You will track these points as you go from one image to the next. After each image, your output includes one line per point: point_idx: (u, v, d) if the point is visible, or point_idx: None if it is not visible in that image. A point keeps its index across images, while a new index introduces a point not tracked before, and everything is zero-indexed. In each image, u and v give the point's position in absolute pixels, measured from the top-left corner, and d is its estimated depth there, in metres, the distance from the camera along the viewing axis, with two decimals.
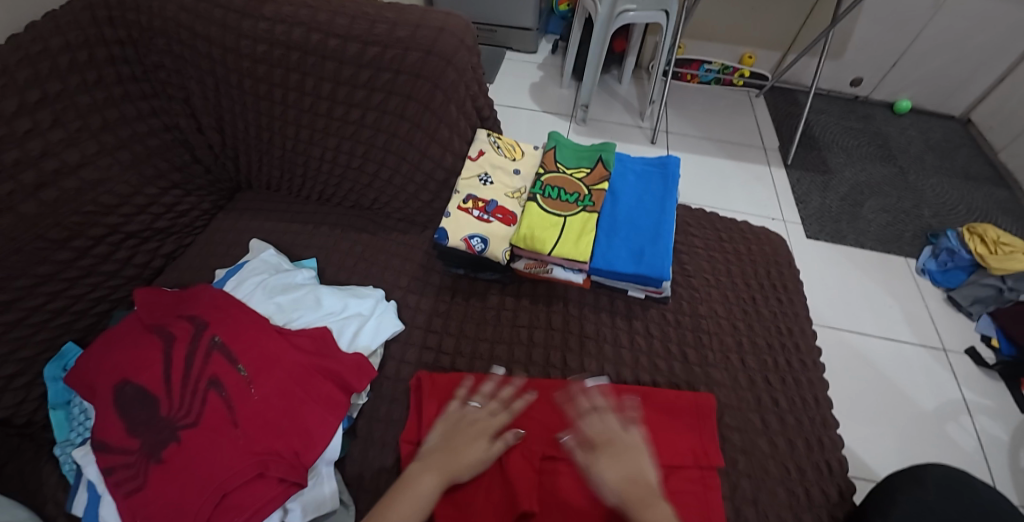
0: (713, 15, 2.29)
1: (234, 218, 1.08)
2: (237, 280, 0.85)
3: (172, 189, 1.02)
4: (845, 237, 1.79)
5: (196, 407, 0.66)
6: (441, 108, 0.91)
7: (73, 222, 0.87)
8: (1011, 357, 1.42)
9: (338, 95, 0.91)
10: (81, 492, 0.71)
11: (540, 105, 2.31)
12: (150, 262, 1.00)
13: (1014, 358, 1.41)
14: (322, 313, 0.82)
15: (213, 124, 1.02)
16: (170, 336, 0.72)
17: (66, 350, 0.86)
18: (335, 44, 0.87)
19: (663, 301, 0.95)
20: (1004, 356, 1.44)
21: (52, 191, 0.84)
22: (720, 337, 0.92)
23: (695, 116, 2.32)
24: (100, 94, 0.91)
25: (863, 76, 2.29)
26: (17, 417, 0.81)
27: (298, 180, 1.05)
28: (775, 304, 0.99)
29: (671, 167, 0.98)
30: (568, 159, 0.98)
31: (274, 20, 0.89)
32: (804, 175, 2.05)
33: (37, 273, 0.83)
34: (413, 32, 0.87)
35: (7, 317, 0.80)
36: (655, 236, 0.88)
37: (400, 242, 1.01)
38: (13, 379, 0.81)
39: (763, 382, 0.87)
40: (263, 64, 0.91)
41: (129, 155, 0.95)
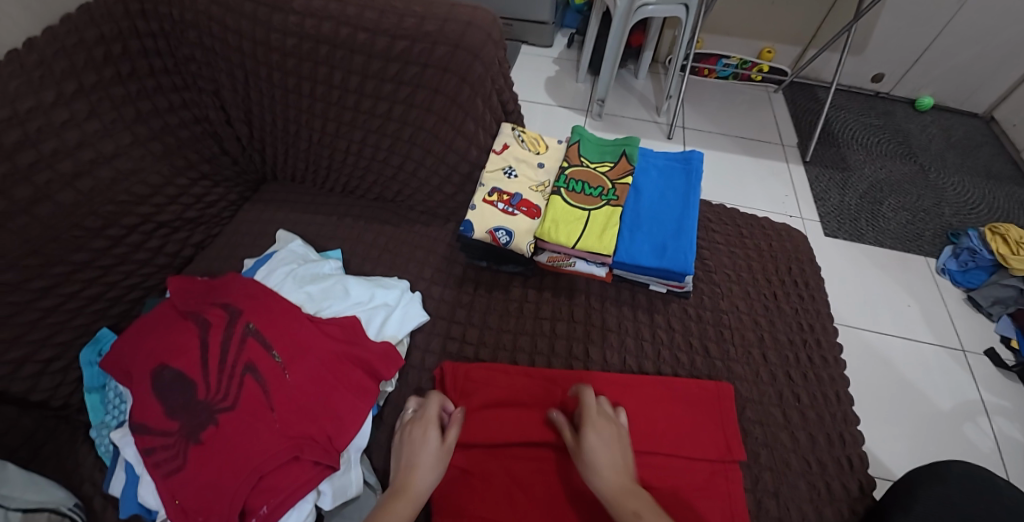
0: (733, 9, 2.27)
1: (260, 209, 1.10)
2: (267, 269, 0.87)
3: (201, 179, 1.05)
4: (864, 235, 1.78)
5: (232, 391, 0.68)
6: (467, 102, 0.91)
7: (108, 211, 0.89)
8: None
9: (365, 89, 0.92)
10: (119, 472, 0.73)
11: (556, 100, 2.31)
12: (179, 251, 1.02)
13: None
14: (350, 302, 0.83)
15: (241, 116, 1.04)
16: (206, 322, 0.74)
17: (100, 335, 0.88)
18: (364, 38, 0.88)
19: (685, 296, 0.95)
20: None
21: (88, 181, 0.86)
22: (741, 333, 0.92)
23: (712, 112, 2.30)
24: (134, 86, 0.93)
25: (885, 72, 2.25)
26: (55, 399, 0.84)
27: (322, 172, 1.07)
28: (796, 300, 0.99)
29: (695, 162, 0.97)
30: (592, 153, 0.98)
31: (304, 13, 0.90)
32: (823, 172, 2.03)
33: (74, 261, 0.86)
34: (441, 26, 0.88)
35: (45, 303, 0.83)
36: (677, 231, 0.89)
37: (424, 235, 1.02)
38: (51, 362, 0.84)
39: (784, 378, 0.88)
40: (292, 57, 0.92)
41: (160, 146, 0.98)
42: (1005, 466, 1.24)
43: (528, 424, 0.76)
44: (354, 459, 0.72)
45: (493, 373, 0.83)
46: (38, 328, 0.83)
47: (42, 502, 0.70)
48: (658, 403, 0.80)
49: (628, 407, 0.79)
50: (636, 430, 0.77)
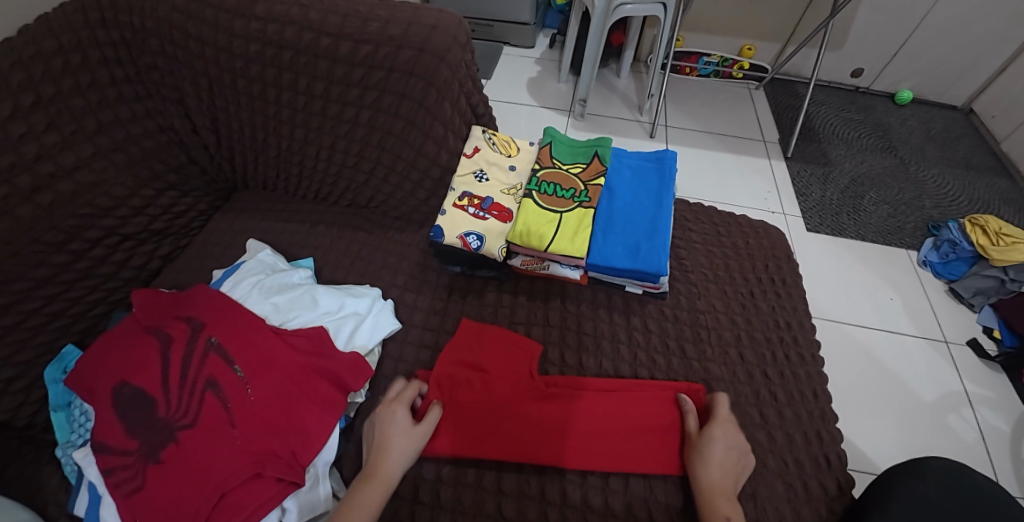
0: (712, 7, 2.28)
1: (231, 218, 1.08)
2: (234, 280, 0.85)
3: (168, 190, 1.03)
4: (846, 230, 1.79)
5: (193, 408, 0.67)
6: (435, 105, 0.90)
7: (69, 225, 0.87)
8: (1012, 347, 1.41)
9: (331, 94, 0.91)
10: (83, 493, 0.71)
11: (538, 101, 2.30)
12: (147, 264, 1.00)
13: (1015, 349, 1.40)
14: (319, 312, 0.81)
15: (208, 124, 1.02)
16: (167, 337, 0.72)
17: (65, 353, 0.86)
18: (328, 43, 0.87)
19: (661, 296, 0.94)
20: (1006, 346, 1.43)
21: (47, 195, 0.84)
22: (718, 333, 0.91)
23: (694, 110, 2.31)
24: (94, 96, 0.91)
25: (864, 67, 2.27)
26: (18, 419, 0.82)
27: (293, 179, 1.05)
28: (773, 297, 0.99)
29: (667, 161, 0.96)
30: (564, 155, 0.97)
31: (266, 19, 0.88)
32: (804, 167, 2.04)
33: (34, 277, 0.84)
34: (406, 30, 0.86)
35: (5, 321, 0.81)
36: (651, 231, 0.87)
37: (397, 241, 1.01)
38: (13, 382, 0.82)
39: (761, 376, 0.87)
40: (256, 64, 0.91)
41: (124, 157, 0.95)
42: (989, 456, 1.25)
43: (512, 426, 0.76)
44: (322, 475, 0.70)
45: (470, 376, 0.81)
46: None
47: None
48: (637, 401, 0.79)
49: (608, 407, 0.78)
50: (617, 430, 0.76)
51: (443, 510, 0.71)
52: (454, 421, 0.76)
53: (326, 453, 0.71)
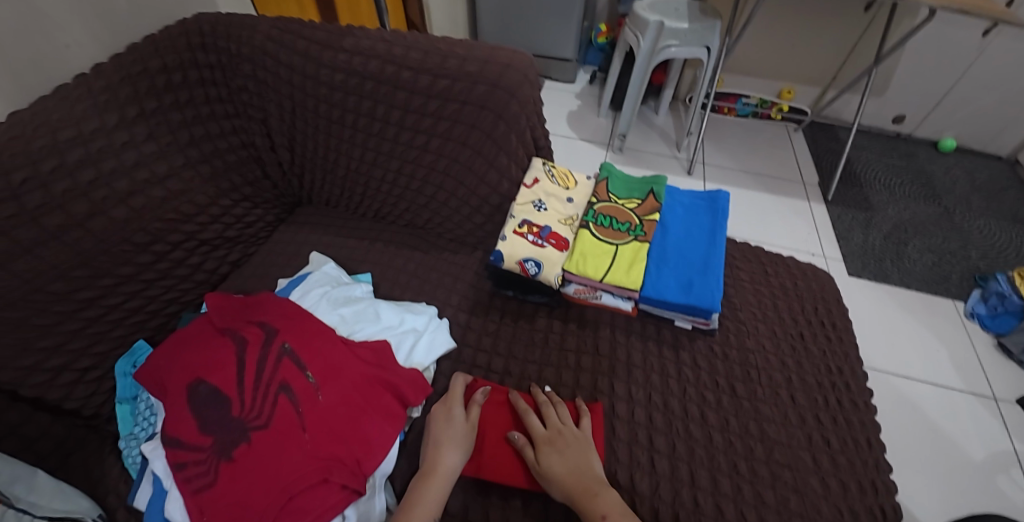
0: (754, 51, 2.34)
1: (294, 231, 1.14)
2: (302, 290, 0.90)
3: (242, 201, 1.09)
4: (890, 277, 1.77)
5: (266, 410, 0.70)
6: (501, 137, 0.94)
7: (156, 227, 0.94)
8: None
9: (405, 122, 0.96)
10: (147, 484, 0.74)
11: (577, 132, 2.37)
12: (217, 268, 1.06)
13: None
14: (381, 326, 0.85)
15: (285, 143, 1.09)
16: (243, 340, 0.76)
17: (136, 348, 0.91)
18: (408, 76, 0.93)
19: (710, 333, 0.95)
20: None
21: (140, 198, 0.91)
22: (768, 374, 0.91)
23: (733, 149, 2.34)
24: (190, 113, 0.99)
25: (906, 114, 2.29)
26: (87, 408, 0.86)
27: (357, 197, 1.11)
28: (824, 341, 0.98)
29: (721, 201, 0.97)
30: (620, 190, 1.00)
31: (353, 52, 0.96)
32: (845, 211, 2.05)
33: (119, 273, 0.90)
34: (482, 67, 0.93)
35: (89, 313, 0.87)
36: (704, 267, 0.88)
37: (452, 262, 1.05)
38: (87, 372, 0.87)
39: (814, 421, 0.86)
40: (338, 91, 0.97)
41: (208, 169, 1.03)
42: None
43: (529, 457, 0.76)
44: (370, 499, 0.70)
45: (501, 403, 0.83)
46: (79, 338, 0.86)
47: (68, 511, 0.71)
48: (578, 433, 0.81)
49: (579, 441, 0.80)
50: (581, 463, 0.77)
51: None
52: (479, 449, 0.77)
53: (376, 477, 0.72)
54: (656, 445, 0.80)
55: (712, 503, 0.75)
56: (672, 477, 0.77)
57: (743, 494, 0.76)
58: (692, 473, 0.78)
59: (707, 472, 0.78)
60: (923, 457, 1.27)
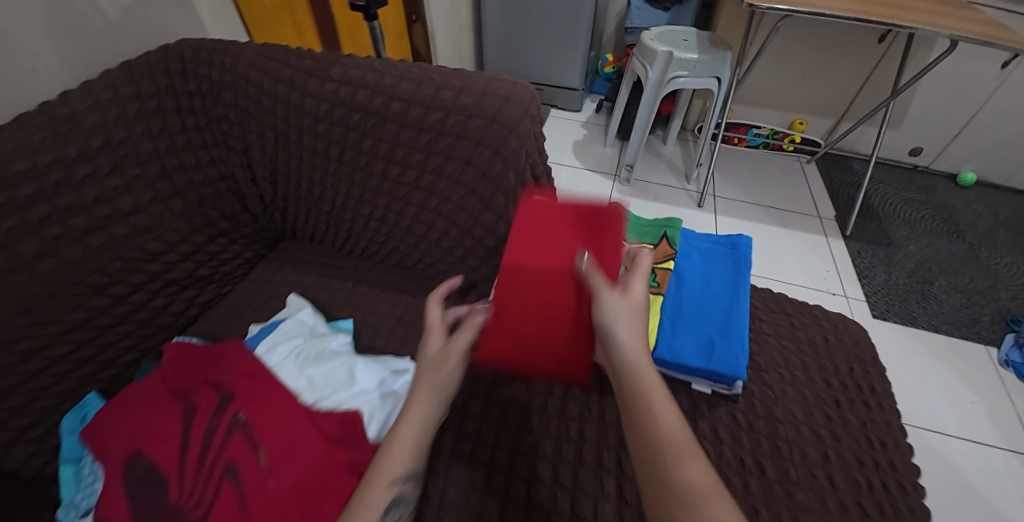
0: (767, 81, 2.28)
1: (275, 268, 1.06)
2: (270, 342, 0.79)
3: (219, 237, 1.01)
4: (916, 320, 1.67)
5: (207, 496, 0.61)
6: (499, 175, 0.84)
7: (116, 268, 0.85)
8: None
9: (393, 157, 0.87)
10: None
11: (581, 161, 2.29)
12: (184, 310, 0.96)
13: None
14: (355, 391, 0.73)
15: (267, 176, 1.00)
16: (193, 407, 0.67)
17: (86, 401, 0.82)
18: (398, 108, 0.84)
19: (732, 399, 0.83)
20: None
21: (99, 236, 0.83)
22: (803, 451, 0.78)
23: (744, 181, 2.25)
24: (162, 143, 0.90)
25: (923, 146, 2.21)
26: (26, 469, 0.76)
27: (342, 234, 1.01)
28: (862, 410, 0.86)
29: (743, 247, 0.87)
30: (630, 233, 0.90)
31: (340, 81, 0.87)
32: (865, 248, 1.95)
33: (70, 320, 0.81)
34: (479, 99, 0.83)
35: (31, 365, 0.77)
36: (726, 324, 0.77)
37: (442, 308, 0.95)
38: (26, 431, 0.77)
39: (858, 511, 0.73)
40: (322, 122, 0.89)
41: (181, 203, 0.94)
42: None
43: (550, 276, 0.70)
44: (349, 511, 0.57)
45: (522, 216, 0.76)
46: (16, 395, 0.76)
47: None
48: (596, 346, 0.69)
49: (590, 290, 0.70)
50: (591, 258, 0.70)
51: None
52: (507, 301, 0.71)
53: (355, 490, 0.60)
54: None
55: None
56: None
57: None
58: None
59: None
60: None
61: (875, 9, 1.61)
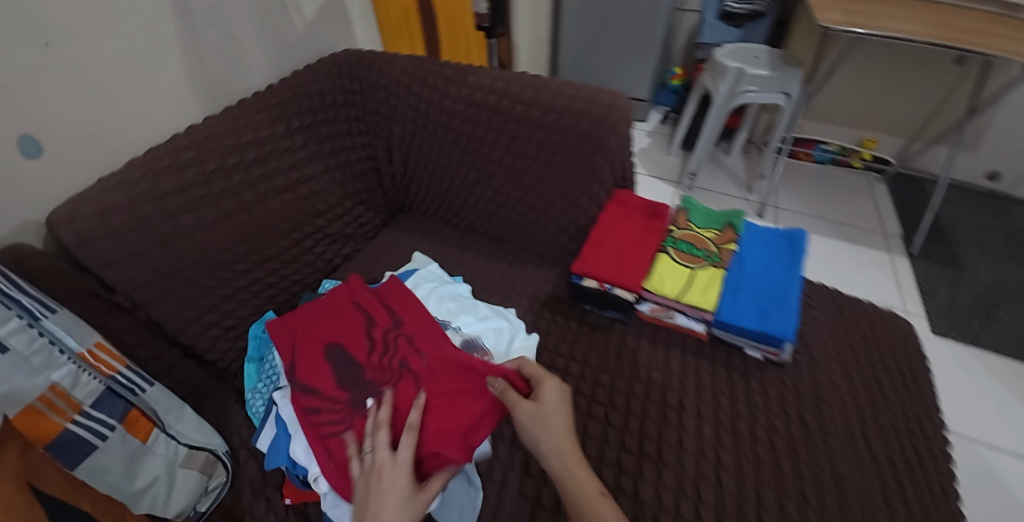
0: (838, 99, 2.34)
1: (395, 235, 1.24)
2: (413, 283, 1.01)
3: (359, 204, 1.19)
4: (979, 339, 1.72)
5: (391, 377, 0.81)
6: (597, 167, 1.04)
7: (298, 218, 1.04)
8: None
9: (510, 148, 1.08)
10: (266, 430, 0.84)
11: (646, 168, 2.45)
12: (331, 259, 1.14)
13: None
14: (480, 324, 0.93)
15: (402, 157, 1.21)
16: (372, 319, 0.88)
17: (267, 315, 1.00)
18: (520, 109, 1.05)
19: (780, 365, 0.98)
20: None
21: (291, 194, 1.03)
22: (844, 418, 0.91)
23: (807, 195, 2.32)
24: (333, 127, 1.12)
25: (1001, 171, 2.25)
26: (222, 362, 0.95)
27: (454, 210, 1.22)
28: (903, 389, 0.97)
29: (799, 238, 1.02)
30: (699, 220, 1.07)
31: (474, 87, 1.09)
32: (930, 267, 1.98)
33: (266, 253, 0.98)
34: (588, 105, 1.02)
35: (241, 282, 0.94)
36: (780, 299, 0.93)
37: (535, 274, 1.13)
38: (229, 330, 0.95)
39: (887, 464, 0.86)
40: (457, 118, 1.10)
41: (340, 175, 1.14)
42: None
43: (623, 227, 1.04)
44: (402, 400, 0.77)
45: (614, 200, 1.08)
46: (214, 311, 0.91)
47: (203, 443, 0.80)
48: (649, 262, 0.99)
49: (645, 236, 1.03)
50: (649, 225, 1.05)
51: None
52: (598, 237, 1.03)
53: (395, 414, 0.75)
54: (721, 461, 0.84)
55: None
56: (739, 494, 0.80)
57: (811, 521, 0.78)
58: (757, 492, 0.81)
59: (773, 495, 0.81)
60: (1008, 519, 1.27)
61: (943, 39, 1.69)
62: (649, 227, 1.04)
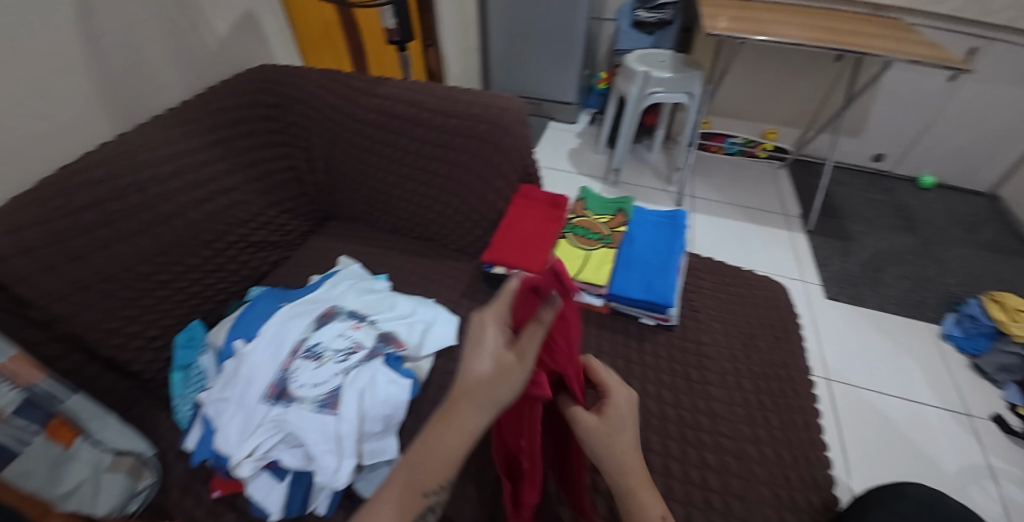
0: (740, 95, 2.56)
1: (323, 241, 1.31)
2: (332, 281, 1.06)
3: (284, 213, 1.24)
4: (866, 300, 1.95)
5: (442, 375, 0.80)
6: (498, 164, 1.15)
7: (220, 229, 1.09)
8: None
9: (421, 152, 1.17)
10: (194, 429, 0.91)
11: (577, 167, 2.59)
12: (259, 267, 1.20)
13: None
14: (396, 314, 0.99)
15: (323, 166, 1.28)
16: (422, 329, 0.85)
17: (192, 325, 1.06)
18: (426, 116, 1.15)
19: (670, 328, 1.13)
20: None
21: (211, 205, 1.07)
22: (721, 369, 1.08)
23: (720, 184, 2.54)
24: (251, 140, 1.16)
25: (884, 152, 2.50)
26: (147, 372, 0.99)
27: (378, 213, 1.30)
28: (772, 340, 1.18)
29: (679, 218, 1.20)
30: (596, 207, 1.26)
31: (383, 97, 1.18)
32: (824, 240, 2.22)
33: (188, 263, 1.04)
34: (485, 110, 1.14)
35: (161, 292, 1.00)
36: (663, 270, 1.09)
37: (454, 267, 1.23)
38: (153, 339, 0.99)
39: (756, 403, 1.04)
40: (370, 126, 1.19)
41: (262, 185, 1.18)
42: None
43: (527, 218, 1.17)
44: (307, 404, 0.82)
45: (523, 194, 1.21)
46: (138, 322, 0.96)
47: (128, 448, 0.85)
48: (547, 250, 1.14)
49: (546, 227, 1.17)
50: (551, 218, 1.19)
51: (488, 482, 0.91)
52: (506, 226, 1.15)
53: (295, 417, 0.80)
54: None
55: (661, 463, 0.92)
56: None
57: (688, 456, 0.94)
58: (646, 438, 0.95)
59: (659, 438, 0.95)
60: (889, 457, 1.48)
61: (840, 38, 1.84)
62: (552, 219, 1.18)
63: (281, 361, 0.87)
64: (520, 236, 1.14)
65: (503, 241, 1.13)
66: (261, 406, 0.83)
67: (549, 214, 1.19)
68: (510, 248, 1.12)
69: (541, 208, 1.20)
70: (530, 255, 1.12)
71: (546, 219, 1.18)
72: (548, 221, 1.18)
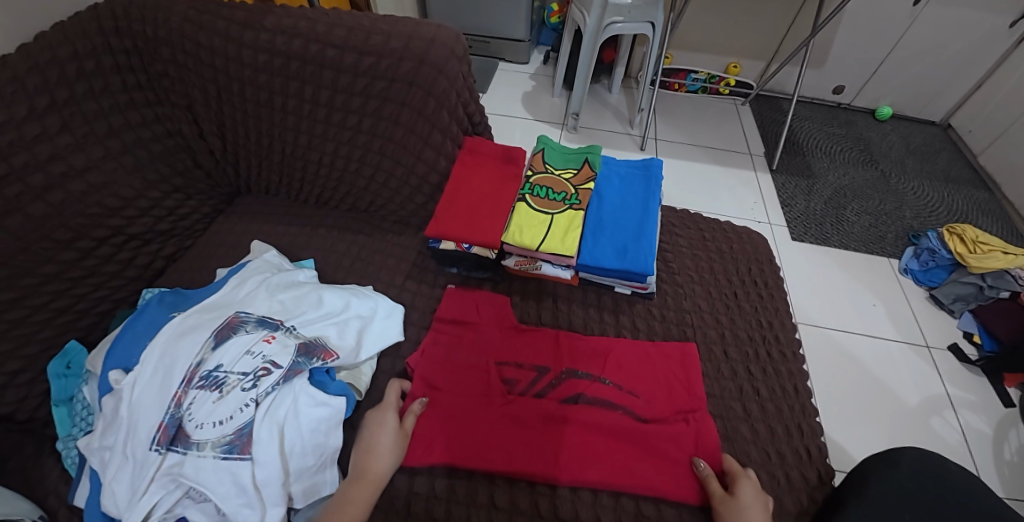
0: (700, 25, 2.36)
1: (234, 221, 1.08)
2: (239, 278, 0.87)
3: (174, 193, 1.01)
4: (830, 239, 1.89)
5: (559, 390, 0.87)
6: (433, 114, 0.95)
7: (79, 223, 0.86)
8: (992, 352, 1.52)
9: (335, 102, 0.95)
10: (84, 482, 0.72)
11: (533, 114, 2.36)
12: (150, 264, 0.98)
13: (994, 353, 1.51)
14: (323, 312, 0.85)
15: (215, 130, 1.03)
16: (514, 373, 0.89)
17: (69, 348, 0.83)
18: (333, 54, 0.92)
19: (649, 297, 1.03)
20: (985, 351, 1.54)
21: (58, 194, 0.84)
22: (707, 345, 0.99)
23: (684, 124, 2.38)
24: (106, 102, 0.91)
25: (845, 84, 2.40)
26: (20, 413, 0.78)
27: (296, 184, 1.07)
28: (756, 298, 1.09)
29: (654, 168, 1.07)
30: (557, 161, 1.08)
31: (275, 31, 0.92)
32: (789, 180, 2.14)
33: (42, 273, 0.82)
34: (407, 43, 0.92)
35: (12, 314, 0.78)
36: (638, 234, 0.96)
37: (396, 244, 1.05)
38: (17, 375, 0.78)
39: (744, 373, 0.96)
40: (264, 73, 0.94)
41: (133, 159, 0.95)
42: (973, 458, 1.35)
43: (477, 183, 1.00)
44: (210, 452, 0.67)
45: (473, 154, 1.03)
46: None
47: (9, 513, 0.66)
48: (501, 217, 0.96)
49: (500, 191, 1.00)
50: (507, 180, 1.02)
51: (456, 508, 0.76)
52: (452, 194, 0.98)
53: (192, 469, 0.66)
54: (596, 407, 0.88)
55: None
56: None
57: None
58: None
59: None
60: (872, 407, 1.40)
61: None
62: (508, 181, 1.01)
63: (172, 394, 0.70)
64: (468, 205, 0.97)
65: (448, 212, 0.96)
66: (150, 456, 0.67)
67: (504, 175, 1.02)
68: (456, 220, 0.95)
69: (495, 170, 1.03)
70: (479, 226, 0.94)
71: (500, 182, 1.01)
72: (503, 184, 1.01)
